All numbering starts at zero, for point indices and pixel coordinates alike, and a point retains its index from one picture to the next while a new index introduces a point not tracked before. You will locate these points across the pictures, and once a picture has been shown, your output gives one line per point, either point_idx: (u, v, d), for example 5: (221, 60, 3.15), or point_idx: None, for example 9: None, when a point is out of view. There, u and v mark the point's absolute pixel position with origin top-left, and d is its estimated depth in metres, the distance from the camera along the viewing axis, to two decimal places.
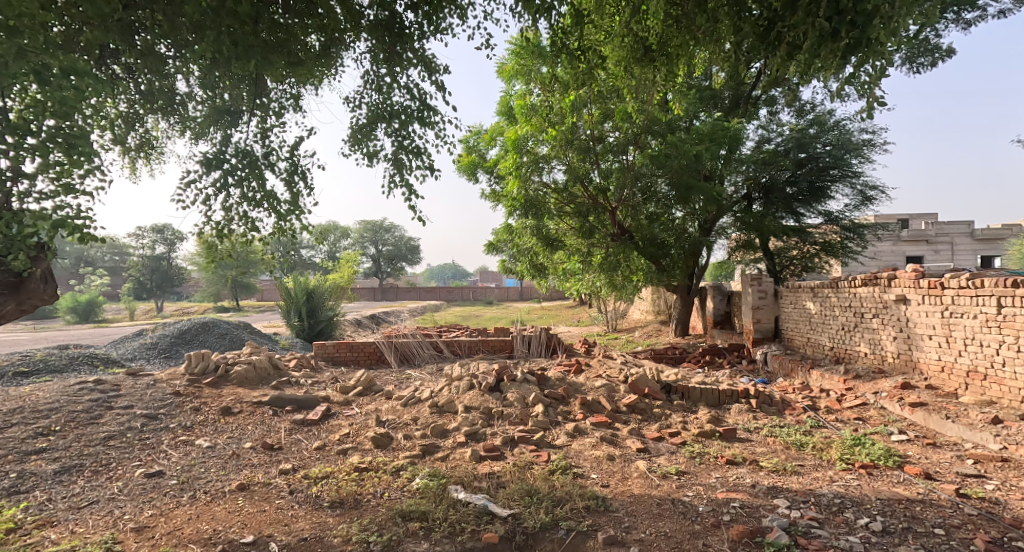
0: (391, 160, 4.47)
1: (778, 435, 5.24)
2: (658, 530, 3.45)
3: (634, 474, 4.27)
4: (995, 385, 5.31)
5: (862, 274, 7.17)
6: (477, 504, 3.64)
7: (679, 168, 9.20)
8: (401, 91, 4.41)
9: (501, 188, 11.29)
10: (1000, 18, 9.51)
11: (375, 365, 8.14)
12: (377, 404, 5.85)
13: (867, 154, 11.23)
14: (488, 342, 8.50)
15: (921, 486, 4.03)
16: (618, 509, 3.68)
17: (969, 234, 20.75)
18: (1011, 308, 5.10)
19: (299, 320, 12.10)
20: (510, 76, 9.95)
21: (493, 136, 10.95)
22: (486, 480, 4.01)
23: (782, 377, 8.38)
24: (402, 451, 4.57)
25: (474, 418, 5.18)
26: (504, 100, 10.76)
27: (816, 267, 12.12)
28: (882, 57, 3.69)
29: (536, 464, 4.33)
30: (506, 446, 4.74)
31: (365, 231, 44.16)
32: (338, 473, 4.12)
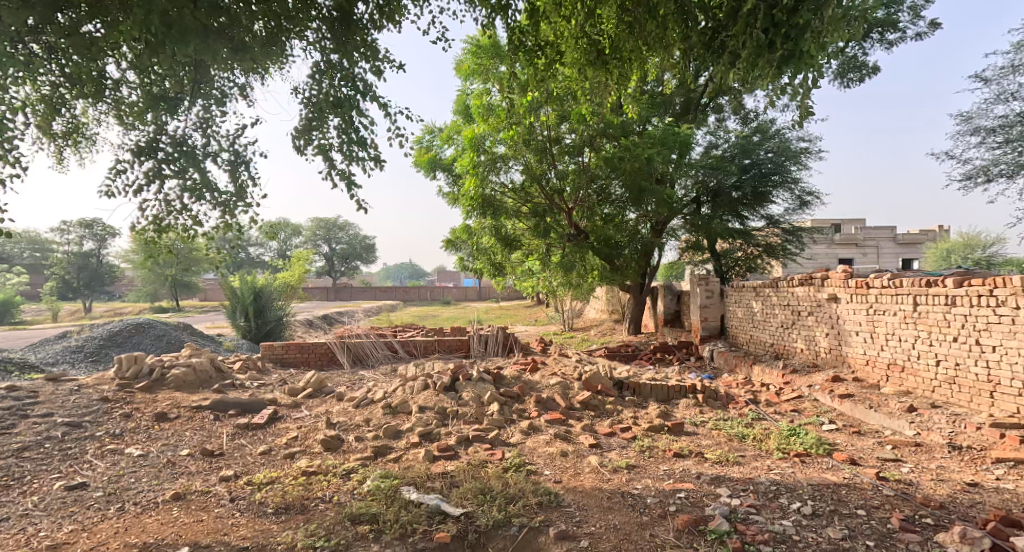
0: (338, 153, 4.44)
1: (722, 428, 5.53)
2: (608, 523, 3.59)
3: (586, 470, 4.42)
4: (911, 376, 5.74)
5: (799, 274, 7.63)
6: (429, 504, 3.68)
7: (633, 169, 9.43)
8: (349, 82, 4.40)
9: (458, 188, 11.31)
10: (918, 39, 10.25)
11: (327, 366, 8.05)
12: (327, 406, 5.82)
13: (804, 161, 11.83)
14: (444, 341, 8.52)
15: (847, 471, 4.36)
16: (570, 505, 3.82)
17: (892, 239, 22.05)
18: (926, 305, 5.53)
19: (245, 320, 11.75)
20: (467, 75, 9.99)
21: (450, 135, 10.94)
22: (440, 480, 4.07)
23: (726, 372, 8.77)
24: (353, 454, 4.58)
25: (429, 419, 5.24)
26: (461, 99, 10.81)
27: (758, 268, 12.65)
28: (813, 69, 3.99)
29: (489, 463, 4.40)
30: (460, 446, 4.80)
31: (318, 230, 42.94)
32: (285, 478, 4.10)
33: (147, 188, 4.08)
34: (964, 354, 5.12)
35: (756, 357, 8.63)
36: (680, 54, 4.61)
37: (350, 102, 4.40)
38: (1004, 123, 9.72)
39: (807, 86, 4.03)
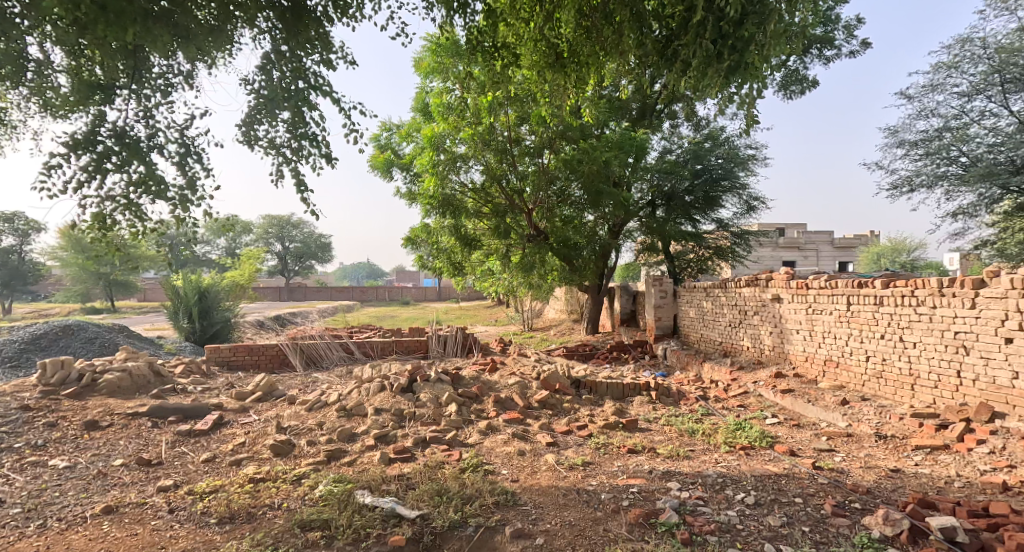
0: (287, 148, 4.40)
1: (674, 424, 5.75)
2: (563, 520, 3.69)
3: (542, 468, 4.53)
4: (844, 371, 6.11)
5: (745, 276, 7.98)
6: (384, 507, 3.71)
7: (590, 172, 9.65)
8: (299, 74, 4.35)
9: (417, 187, 11.28)
10: (851, 56, 10.90)
11: (279, 368, 7.91)
12: (278, 410, 5.75)
13: (752, 167, 12.33)
14: (401, 342, 8.51)
15: (786, 462, 4.62)
16: (526, 503, 3.92)
17: (830, 242, 23.07)
18: (858, 304, 5.89)
19: (189, 322, 11.35)
20: (426, 73, 9.97)
21: (409, 132, 10.90)
22: (395, 483, 4.09)
23: (679, 370, 9.08)
24: (305, 458, 4.56)
25: (385, 421, 5.26)
26: (420, 96, 10.79)
27: (709, 269, 13.10)
28: (758, 80, 4.24)
29: (447, 464, 4.46)
30: (417, 447, 4.84)
31: (269, 229, 41.43)
32: (230, 486, 4.05)
33: (87, 184, 3.96)
34: (892, 351, 5.47)
35: (706, 355, 8.97)
36: (636, 61, 4.71)
37: (303, 95, 4.35)
38: (926, 137, 10.40)
39: (752, 96, 4.32)
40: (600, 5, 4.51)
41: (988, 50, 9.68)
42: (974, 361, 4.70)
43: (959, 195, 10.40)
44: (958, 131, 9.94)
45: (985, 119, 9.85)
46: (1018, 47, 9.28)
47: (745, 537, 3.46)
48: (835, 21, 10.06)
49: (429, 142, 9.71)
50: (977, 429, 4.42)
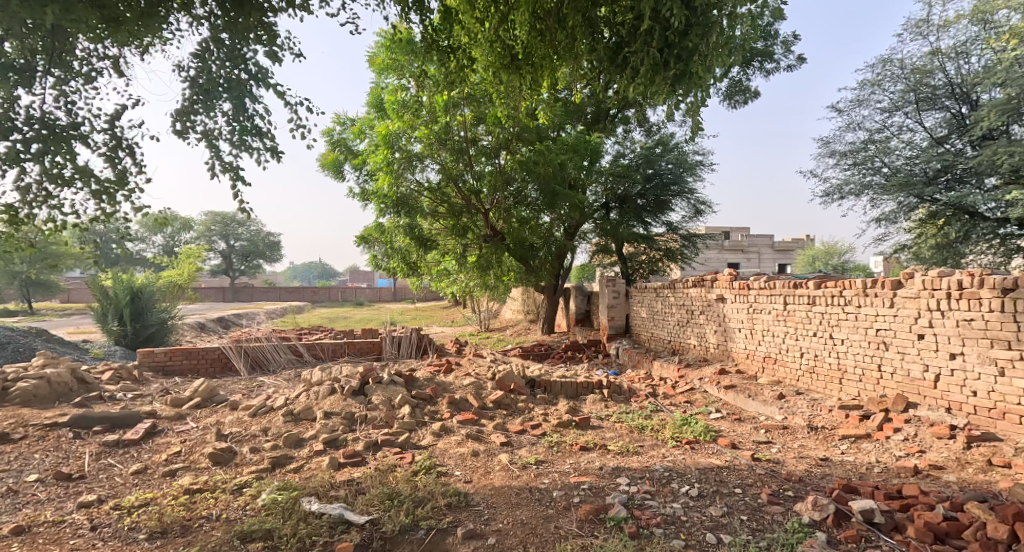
0: (226, 141, 4.26)
1: (624, 420, 5.94)
2: (515, 518, 3.77)
3: (496, 468, 4.61)
4: (782, 367, 6.44)
5: (692, 277, 8.30)
6: (331, 514, 3.68)
7: (546, 174, 9.73)
8: (240, 64, 4.25)
9: (371, 185, 11.16)
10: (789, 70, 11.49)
11: (222, 372, 7.68)
12: (218, 416, 5.60)
13: (700, 172, 12.76)
14: (354, 344, 8.41)
15: (728, 454, 4.85)
16: (479, 503, 3.98)
17: (770, 245, 24.14)
18: (793, 304, 6.23)
19: (120, 324, 10.77)
20: (381, 69, 9.86)
21: (362, 129, 10.78)
22: (344, 488, 4.08)
23: (630, 368, 9.33)
24: (247, 466, 4.47)
25: (334, 425, 5.22)
26: (374, 92, 10.65)
27: (660, 270, 13.49)
28: (701, 89, 4.45)
29: (398, 467, 4.47)
30: (369, 451, 4.82)
31: (212, 225, 39.59)
32: (162, 498, 3.92)
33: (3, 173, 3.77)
34: (822, 347, 5.82)
35: (656, 354, 9.27)
36: (589, 65, 4.81)
37: (242, 85, 4.24)
38: (854, 148, 11.04)
39: (696, 103, 4.51)
40: (553, 7, 4.46)
41: (905, 70, 10.36)
42: (893, 355, 5.07)
43: (882, 202, 11.07)
44: (881, 144, 10.61)
45: (903, 133, 10.56)
46: (930, 68, 9.98)
47: (688, 528, 3.62)
48: (773, 36, 10.60)
49: (383, 140, 9.61)
50: (894, 419, 4.78)
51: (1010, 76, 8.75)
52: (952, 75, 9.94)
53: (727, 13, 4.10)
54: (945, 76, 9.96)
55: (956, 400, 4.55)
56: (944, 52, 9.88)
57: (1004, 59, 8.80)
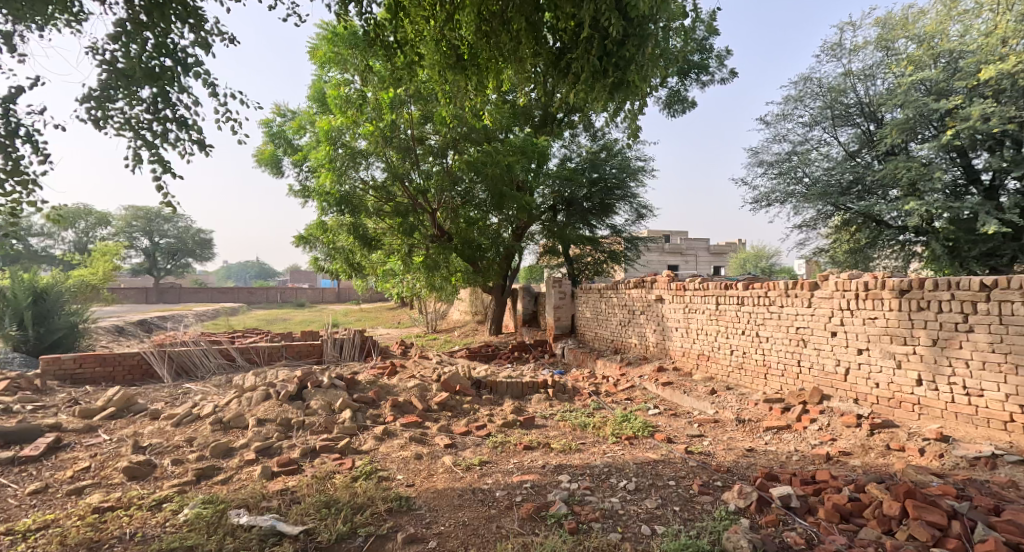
0: (147, 131, 4.12)
1: (567, 419, 6.08)
2: (458, 520, 3.80)
3: (439, 470, 4.63)
4: (714, 364, 6.76)
5: (634, 278, 8.57)
6: (262, 526, 3.61)
7: (494, 175, 9.74)
8: (164, 50, 4.12)
9: (312, 181, 10.92)
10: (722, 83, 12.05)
11: (143, 379, 7.31)
12: (135, 427, 5.35)
13: (642, 178, 13.18)
14: (292, 347, 8.21)
15: (664, 448, 5.07)
16: (420, 507, 3.98)
17: (706, 248, 25.15)
18: (724, 304, 6.56)
19: (18, 329, 9.43)
20: (322, 62, 9.64)
21: (302, 124, 10.52)
22: (277, 498, 3.99)
23: (575, 367, 9.52)
24: (167, 480, 4.30)
25: (268, 432, 5.10)
26: (316, 85, 10.38)
27: (605, 272, 13.82)
28: (637, 98, 4.64)
29: (338, 474, 4.42)
30: (306, 458, 4.74)
31: (133, 221, 36.85)
32: (68, 519, 3.71)
33: None
34: (750, 344, 6.17)
35: (600, 353, 9.51)
36: (534, 68, 4.89)
37: (168, 73, 4.13)
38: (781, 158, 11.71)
39: (634, 110, 4.69)
40: (499, 10, 4.52)
41: (823, 88, 11.07)
42: (810, 351, 5.45)
43: (804, 209, 11.78)
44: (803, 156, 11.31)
45: (821, 146, 11.28)
46: (844, 88, 10.70)
47: (625, 521, 3.77)
48: (708, 50, 11.11)
49: (325, 136, 9.41)
50: (811, 410, 5.14)
51: (908, 98, 9.56)
52: (861, 95, 10.72)
53: (661, 27, 4.31)
54: (855, 96, 10.73)
55: (863, 391, 4.98)
56: (855, 74, 10.62)
57: (903, 82, 9.60)
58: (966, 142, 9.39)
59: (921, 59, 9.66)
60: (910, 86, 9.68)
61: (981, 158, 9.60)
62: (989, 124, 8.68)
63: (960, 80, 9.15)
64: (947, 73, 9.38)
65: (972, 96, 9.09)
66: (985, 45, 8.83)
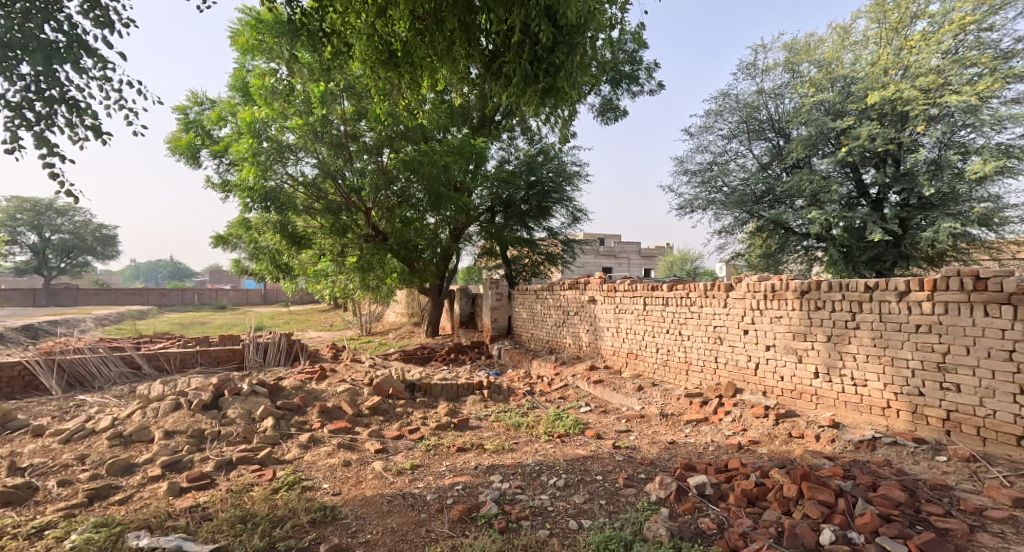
0: (31, 111, 3.85)
1: (502, 419, 6.14)
2: (386, 527, 3.77)
3: (369, 476, 4.56)
4: (641, 362, 7.03)
5: (568, 279, 8.75)
6: (168, 546, 3.43)
7: (431, 174, 9.67)
8: (54, 24, 3.87)
9: (234, 175, 10.50)
10: (652, 94, 12.52)
11: (29, 391, 6.60)
12: (16, 446, 4.94)
13: (577, 182, 13.45)
14: (208, 353, 7.80)
15: (593, 445, 5.22)
16: (346, 516, 3.92)
17: (637, 251, 26.04)
18: (651, 305, 6.83)
19: None
20: (245, 50, 9.22)
21: (221, 114, 10.04)
22: (185, 516, 3.81)
23: (511, 368, 9.61)
24: (55, 503, 4.00)
25: (177, 446, 4.86)
26: (238, 73, 9.91)
27: (542, 273, 14.03)
28: (566, 103, 4.76)
29: (256, 486, 4.27)
30: (221, 471, 4.55)
31: (17, 213, 32.95)
32: None
33: None
34: (673, 343, 6.46)
35: (535, 353, 9.65)
36: (468, 70, 4.92)
37: (62, 50, 3.90)
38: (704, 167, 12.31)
39: (564, 118, 4.87)
40: (433, 9, 4.52)
41: (739, 104, 11.72)
42: (725, 348, 5.77)
43: (723, 216, 12.43)
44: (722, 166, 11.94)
45: (739, 158, 11.96)
46: (757, 104, 11.38)
47: (554, 517, 3.86)
48: (638, 62, 11.51)
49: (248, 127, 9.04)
50: (726, 403, 5.46)
51: (810, 117, 10.30)
52: (772, 112, 11.45)
53: (589, 38, 4.49)
54: (767, 112, 11.45)
55: (770, 384, 5.34)
56: (766, 92, 11.32)
57: (805, 102, 10.31)
58: (857, 157, 10.22)
59: (820, 82, 10.44)
60: (812, 106, 10.42)
61: (869, 174, 10.45)
62: (875, 143, 9.64)
63: (852, 103, 9.99)
64: (842, 96, 10.19)
65: (862, 117, 9.93)
66: (870, 73, 9.83)
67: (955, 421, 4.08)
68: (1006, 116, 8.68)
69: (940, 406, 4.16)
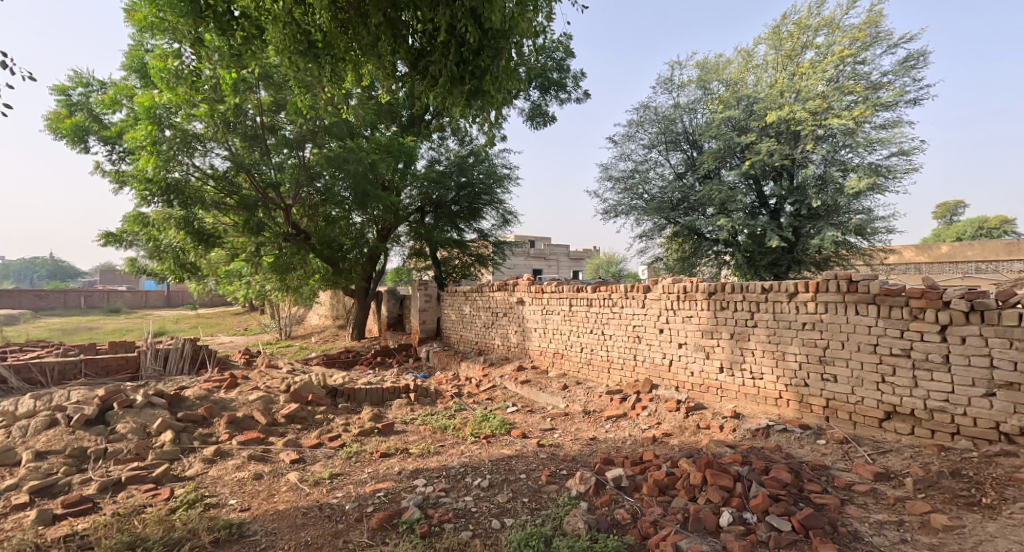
0: None
1: (428, 422, 6.10)
2: (299, 540, 3.65)
3: (282, 489, 4.40)
4: (567, 361, 7.19)
5: (498, 281, 8.81)
6: None
7: (356, 172, 9.43)
8: None
9: (128, 165, 9.81)
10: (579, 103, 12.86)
11: None
12: None
13: (507, 185, 13.55)
14: (94, 362, 7.12)
15: (518, 444, 5.28)
16: (254, 532, 3.76)
17: (566, 254, 26.63)
18: (576, 306, 7.00)
19: None
20: (142, 28, 8.53)
21: (115, 98, 9.28)
22: (61, 545, 3.51)
23: (439, 370, 9.56)
24: None
25: (53, 467, 4.48)
26: (134, 53, 9.22)
27: (472, 275, 14.03)
28: (492, 104, 4.76)
29: (150, 507, 4.00)
30: (108, 492, 4.23)
31: None
32: None
33: None
34: (596, 342, 6.66)
35: (464, 355, 9.64)
36: (394, 67, 4.86)
37: None
38: (627, 174, 12.78)
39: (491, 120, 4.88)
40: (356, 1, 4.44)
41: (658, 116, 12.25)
42: (643, 346, 6.03)
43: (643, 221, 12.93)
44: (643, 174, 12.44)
45: (658, 167, 12.50)
46: (674, 117, 11.94)
47: (477, 518, 3.88)
48: (566, 70, 11.76)
49: (145, 112, 8.37)
50: (643, 398, 5.71)
51: (718, 132, 10.96)
52: (687, 125, 12.05)
53: (514, 44, 4.60)
54: (683, 125, 12.03)
55: (682, 379, 5.63)
56: (681, 106, 11.90)
57: (715, 118, 10.95)
58: (759, 170, 10.96)
59: (727, 100, 11.12)
60: (721, 121, 11.08)
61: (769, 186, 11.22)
62: (772, 159, 10.42)
63: (755, 121, 10.72)
64: (745, 114, 10.89)
65: (763, 134, 10.69)
66: (769, 95, 10.59)
67: (833, 408, 4.51)
68: (876, 139, 9.60)
69: (821, 394, 4.58)
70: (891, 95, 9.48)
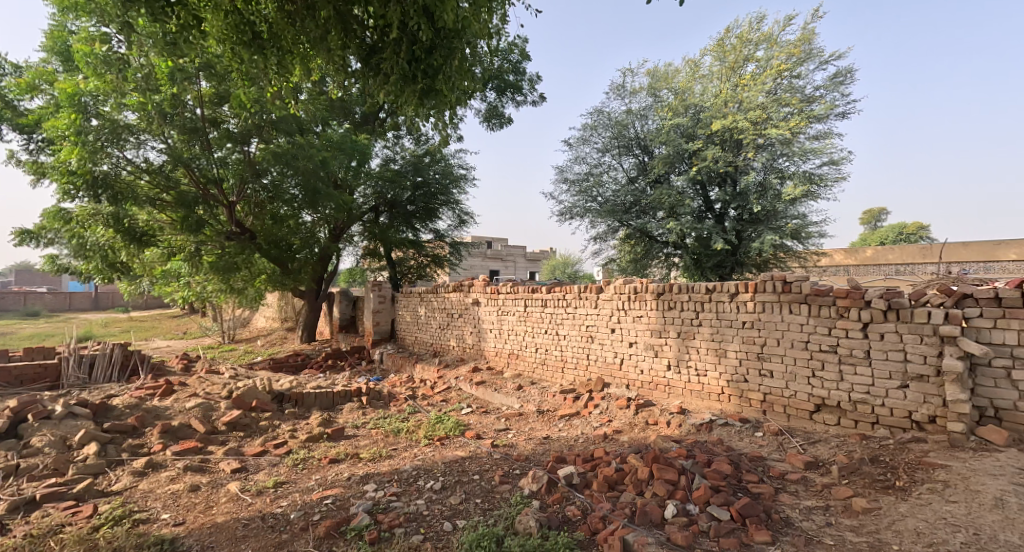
0: None
1: (380, 426, 6.00)
2: None
3: (222, 500, 4.24)
4: (522, 361, 7.22)
5: (453, 282, 8.76)
6: None
7: (307, 169, 9.24)
8: None
9: (48, 156, 9.21)
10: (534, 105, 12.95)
11: None
12: None
13: (463, 186, 13.49)
14: (8, 371, 6.68)
15: (472, 445, 5.26)
16: (188, 548, 3.60)
17: (523, 255, 26.81)
18: (531, 306, 7.03)
19: None
20: (66, 11, 8.03)
21: (34, 83, 8.69)
22: None
23: (393, 372, 9.43)
24: None
25: None
26: (57, 35, 8.69)
27: (427, 275, 13.91)
28: (443, 102, 4.73)
29: (69, 527, 3.77)
30: (21, 512, 3.96)
31: None
32: None
33: None
34: (551, 342, 6.72)
35: (418, 357, 9.53)
36: (344, 62, 4.77)
37: None
38: (582, 177, 12.94)
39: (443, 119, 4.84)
40: None
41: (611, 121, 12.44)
42: (595, 346, 6.12)
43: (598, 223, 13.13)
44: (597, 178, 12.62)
45: (612, 170, 12.71)
46: (626, 123, 12.15)
47: (428, 521, 3.83)
48: (522, 72, 11.82)
49: (66, 98, 7.84)
50: (595, 397, 5.80)
51: (668, 138, 11.24)
52: (639, 131, 12.28)
53: (467, 44, 4.59)
54: (635, 131, 12.25)
55: (631, 377, 5.75)
56: (633, 112, 12.12)
57: (664, 124, 11.21)
58: (706, 176, 11.30)
59: (676, 108, 11.40)
60: (670, 128, 11.33)
61: (714, 192, 11.49)
62: (717, 165, 10.79)
63: (702, 129, 11.03)
64: (693, 121, 11.20)
65: (708, 142, 11.02)
66: (715, 104, 10.94)
67: (770, 402, 4.69)
68: (809, 149, 10.08)
69: (759, 389, 4.75)
70: (823, 108, 9.97)
